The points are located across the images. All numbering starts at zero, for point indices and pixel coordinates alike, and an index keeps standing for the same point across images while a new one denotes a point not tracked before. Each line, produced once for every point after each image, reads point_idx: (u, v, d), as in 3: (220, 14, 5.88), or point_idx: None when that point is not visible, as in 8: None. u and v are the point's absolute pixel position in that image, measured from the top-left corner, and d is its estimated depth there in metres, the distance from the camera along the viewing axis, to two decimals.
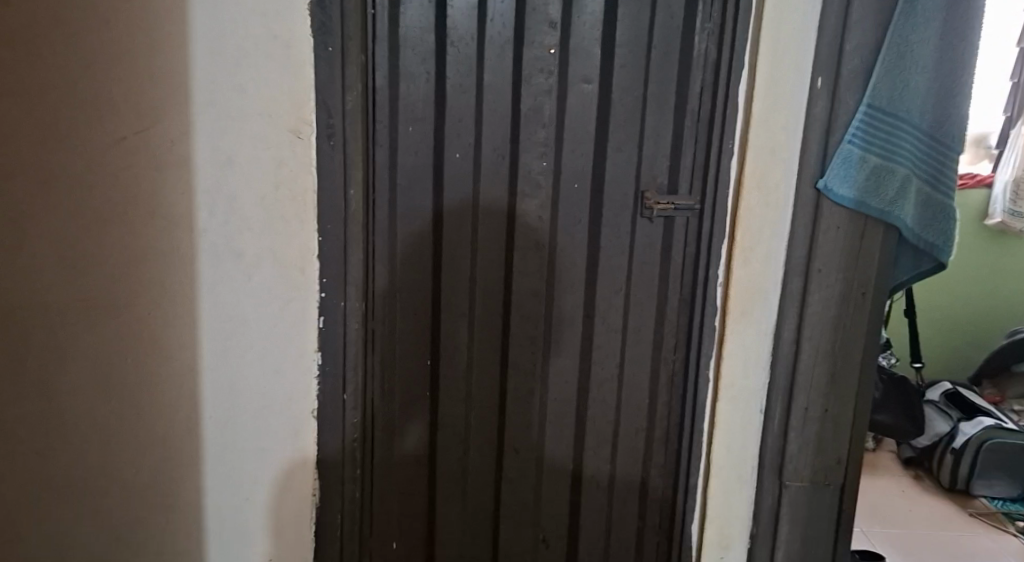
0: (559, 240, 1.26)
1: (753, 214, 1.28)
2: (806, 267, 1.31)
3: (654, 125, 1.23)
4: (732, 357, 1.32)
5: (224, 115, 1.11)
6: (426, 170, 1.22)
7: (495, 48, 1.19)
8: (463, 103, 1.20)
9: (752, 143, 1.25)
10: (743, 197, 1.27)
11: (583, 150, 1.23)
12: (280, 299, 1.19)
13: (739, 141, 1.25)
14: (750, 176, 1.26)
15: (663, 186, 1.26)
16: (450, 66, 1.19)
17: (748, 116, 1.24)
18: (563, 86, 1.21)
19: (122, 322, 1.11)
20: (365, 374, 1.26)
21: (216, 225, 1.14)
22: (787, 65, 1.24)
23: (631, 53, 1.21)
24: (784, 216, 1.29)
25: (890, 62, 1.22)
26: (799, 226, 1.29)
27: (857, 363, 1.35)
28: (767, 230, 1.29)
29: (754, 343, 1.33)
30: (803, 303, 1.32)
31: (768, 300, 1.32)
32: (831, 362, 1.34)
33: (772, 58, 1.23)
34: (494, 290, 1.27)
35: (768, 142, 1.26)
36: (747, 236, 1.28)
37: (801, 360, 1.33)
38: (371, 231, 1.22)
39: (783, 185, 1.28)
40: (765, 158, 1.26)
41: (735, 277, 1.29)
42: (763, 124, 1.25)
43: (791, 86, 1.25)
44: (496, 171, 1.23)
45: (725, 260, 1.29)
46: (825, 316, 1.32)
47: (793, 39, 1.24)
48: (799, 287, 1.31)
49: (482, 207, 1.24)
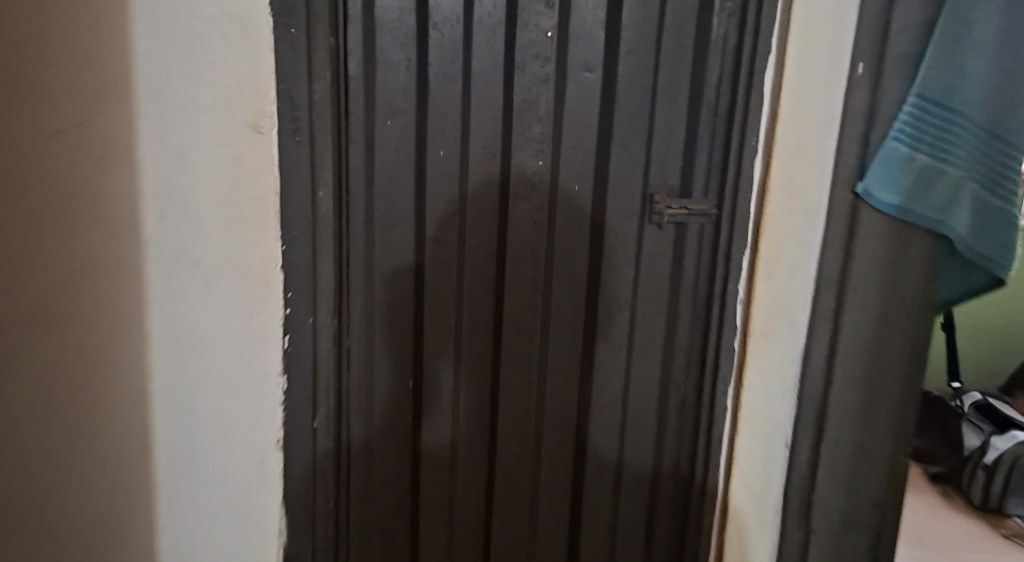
0: (556, 249, 1.12)
1: (779, 224, 1.12)
2: (840, 282, 1.09)
3: (668, 120, 1.08)
4: (754, 385, 1.17)
5: (173, 106, 0.95)
6: (408, 167, 1.08)
7: (484, 32, 1.04)
8: (446, 93, 1.06)
9: (780, 143, 1.10)
10: (770, 199, 1.12)
11: (583, 147, 1.08)
12: (241, 316, 1.05)
13: (765, 140, 1.11)
14: (777, 180, 1.11)
15: (674, 189, 1.11)
16: (431, 52, 1.04)
17: (774, 112, 1.10)
18: (561, 74, 1.06)
19: (73, 338, 0.96)
20: (339, 397, 1.14)
21: (168, 232, 0.98)
22: (821, 50, 1.07)
23: (640, 36, 1.05)
24: (818, 225, 1.12)
25: (950, 34, 0.97)
26: (832, 240, 1.09)
27: (897, 392, 1.09)
28: (795, 239, 1.13)
29: (779, 370, 1.17)
30: (836, 323, 1.11)
31: (797, 321, 1.15)
32: (863, 392, 1.10)
33: (805, 46, 1.08)
34: (484, 306, 1.14)
35: (798, 141, 1.10)
36: (769, 246, 1.13)
37: (833, 391, 1.12)
38: (344, 237, 1.09)
39: (816, 188, 1.11)
40: (794, 159, 1.10)
41: (758, 294, 1.15)
42: (793, 120, 1.09)
43: (827, 72, 1.08)
44: (486, 171, 1.09)
45: (748, 275, 1.15)
46: (859, 339, 1.09)
47: (832, 23, 1.06)
48: (831, 305, 1.11)
49: (470, 212, 1.10)
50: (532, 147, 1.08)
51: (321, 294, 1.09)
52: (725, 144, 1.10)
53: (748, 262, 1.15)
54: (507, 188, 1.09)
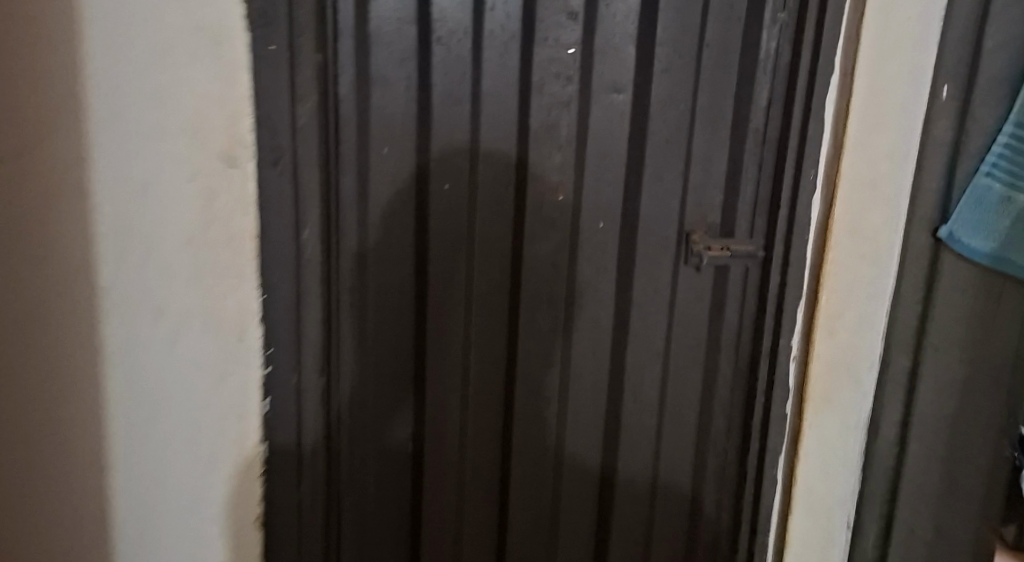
0: (578, 294, 0.98)
1: (844, 272, 0.98)
2: (918, 340, 0.99)
3: (709, 148, 0.94)
4: (811, 452, 1.03)
5: (129, 134, 0.80)
6: (409, 203, 0.94)
7: (497, 47, 0.90)
8: (453, 118, 0.91)
9: (846, 178, 0.95)
10: (835, 244, 0.97)
11: (609, 179, 0.94)
12: (213, 376, 0.90)
13: (829, 173, 0.96)
14: (842, 221, 0.96)
15: (714, 227, 0.97)
16: (436, 70, 0.90)
17: (839, 146, 0.95)
18: (586, 96, 0.92)
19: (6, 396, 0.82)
20: (329, 469, 0.98)
21: (129, 278, 0.83)
22: (896, 69, 0.93)
23: (677, 52, 0.91)
24: (885, 270, 0.99)
25: None
26: (906, 290, 0.99)
27: (978, 470, 0.98)
28: (860, 289, 0.99)
29: (840, 435, 1.03)
30: (911, 387, 1.00)
31: (863, 379, 1.02)
32: (946, 469, 0.99)
33: (873, 73, 0.93)
34: (494, 360, 1.00)
35: (866, 179, 0.96)
36: (831, 297, 0.98)
37: (908, 461, 1.02)
38: (334, 282, 0.94)
39: (887, 231, 0.98)
40: (863, 197, 0.96)
41: (818, 351, 1.00)
42: (862, 152, 0.95)
43: (901, 97, 0.94)
44: (498, 206, 0.95)
45: (806, 329, 0.99)
46: (943, 408, 0.98)
47: (905, 48, 0.92)
48: (905, 365, 1.00)
49: (479, 252, 0.96)
50: (551, 179, 0.94)
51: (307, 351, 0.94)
52: (773, 176, 0.95)
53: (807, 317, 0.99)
54: (521, 225, 0.95)
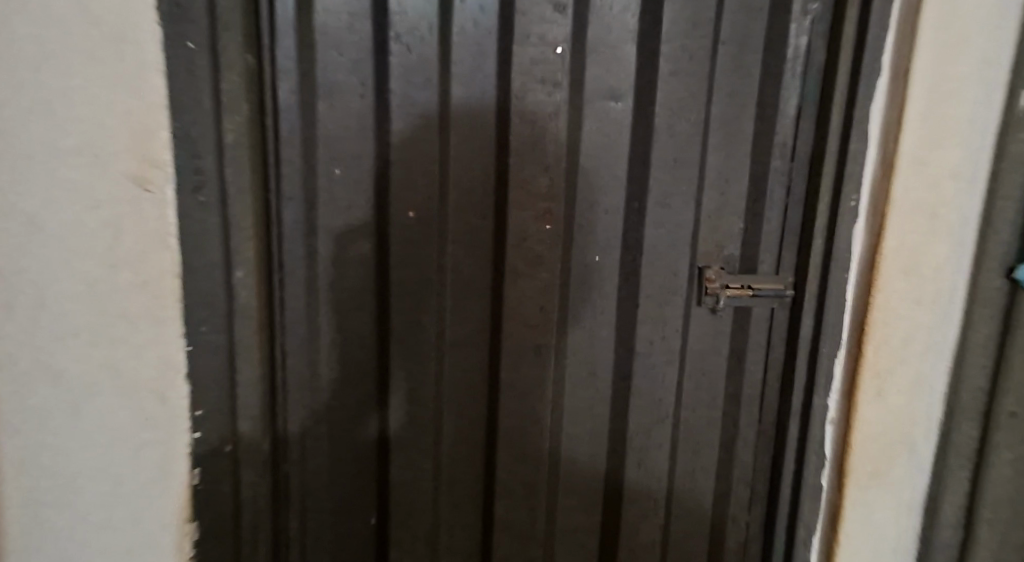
0: (570, 340, 0.82)
1: (894, 321, 0.79)
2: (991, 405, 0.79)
3: (726, 166, 0.79)
4: (852, 539, 0.84)
5: (15, 152, 0.65)
6: (367, 234, 0.79)
7: (469, 48, 0.75)
8: (417, 133, 0.76)
9: (897, 206, 0.77)
10: (879, 292, 0.79)
11: (604, 205, 0.79)
12: (127, 445, 0.73)
13: (874, 200, 0.78)
14: (892, 259, 0.78)
15: (732, 261, 0.81)
16: (396, 76, 0.75)
17: (886, 172, 0.77)
18: (576, 105, 0.76)
19: None
20: (277, 548, 0.83)
21: (19, 325, 0.68)
22: (961, 72, 0.75)
23: (687, 51, 0.76)
24: (948, 323, 0.80)
25: None
26: (974, 344, 0.79)
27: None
28: (915, 345, 0.80)
29: (889, 520, 0.84)
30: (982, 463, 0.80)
31: (919, 452, 0.83)
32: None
33: (930, 85, 0.75)
34: (472, 419, 0.84)
35: (922, 212, 0.77)
36: (876, 356, 0.80)
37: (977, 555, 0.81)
38: (278, 330, 0.79)
39: (948, 271, 0.79)
40: (919, 229, 0.77)
41: (862, 417, 0.81)
42: (916, 173, 0.76)
43: (968, 106, 0.75)
44: (473, 237, 0.80)
45: (847, 389, 0.82)
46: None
47: (972, 46, 0.74)
48: (975, 436, 0.80)
49: (451, 291, 0.81)
50: (535, 207, 0.78)
51: (242, 418, 0.77)
52: (803, 202, 0.79)
53: (844, 378, 0.81)
54: (500, 260, 0.80)
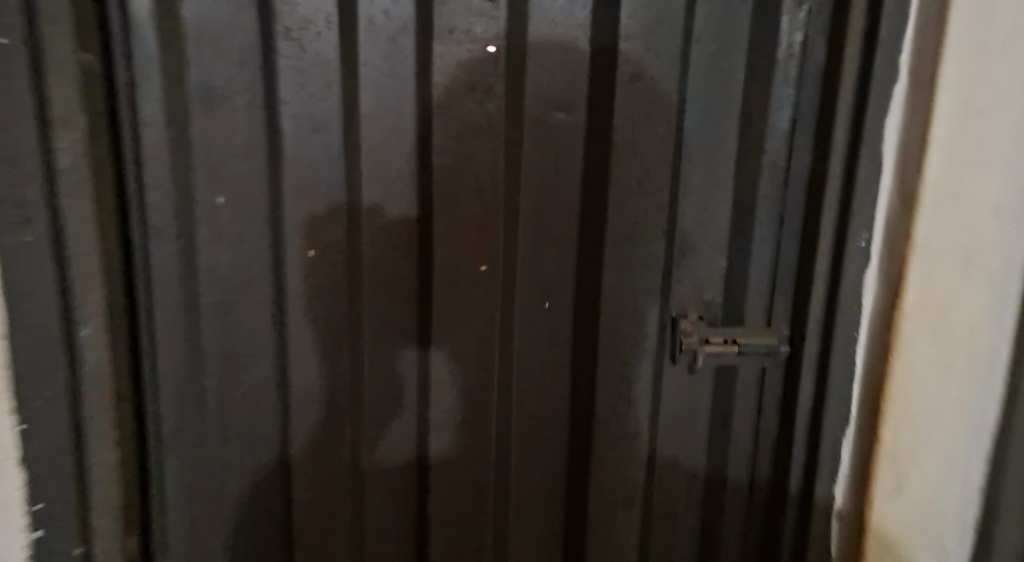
0: (516, 404, 0.67)
1: (919, 388, 0.64)
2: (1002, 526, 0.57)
3: (704, 192, 0.64)
4: None
5: None
6: (263, 279, 0.64)
7: (379, 46, 0.59)
8: (318, 152, 0.61)
9: (923, 244, 0.63)
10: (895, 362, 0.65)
11: (555, 241, 0.64)
12: None
13: (896, 237, 0.64)
14: (917, 310, 0.64)
15: (713, 307, 0.66)
16: (287, 81, 0.59)
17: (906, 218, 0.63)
18: (515, 117, 0.62)
19: None
20: None
21: None
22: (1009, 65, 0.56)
23: (651, 50, 0.60)
24: (987, 408, 0.59)
25: None
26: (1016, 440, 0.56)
27: None
28: (930, 447, 0.63)
29: None
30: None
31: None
32: None
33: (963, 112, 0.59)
34: (399, 498, 0.69)
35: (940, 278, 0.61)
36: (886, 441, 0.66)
37: None
38: (148, 400, 0.62)
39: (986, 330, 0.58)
40: (945, 275, 0.61)
41: (880, 498, 0.67)
42: (946, 207, 0.61)
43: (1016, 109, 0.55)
44: (394, 280, 0.65)
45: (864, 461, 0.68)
46: None
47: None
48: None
49: (368, 345, 0.66)
50: (470, 245, 0.64)
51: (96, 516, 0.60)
52: (799, 236, 0.65)
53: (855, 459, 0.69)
54: (427, 308, 0.65)
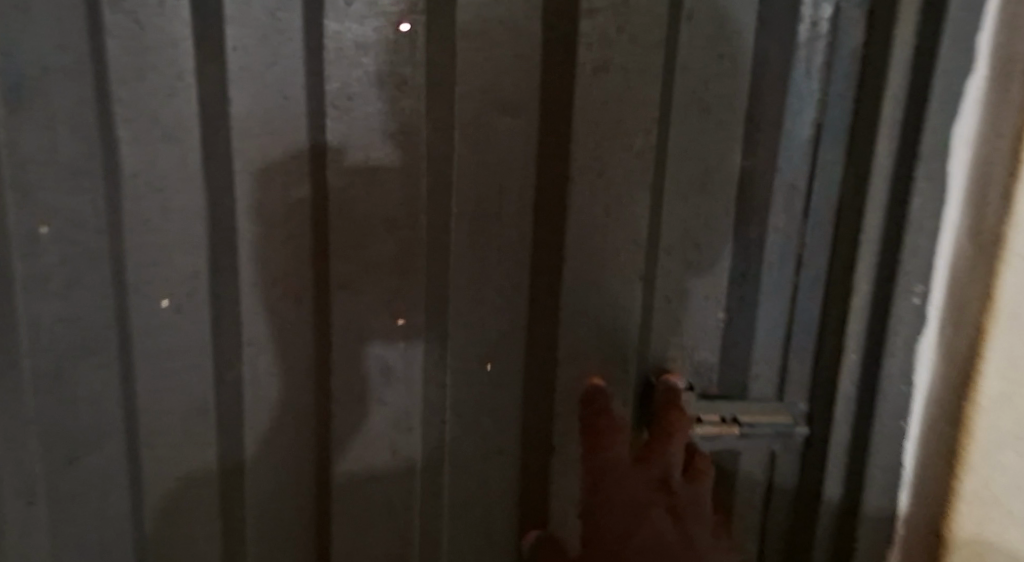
0: (449, 488, 0.52)
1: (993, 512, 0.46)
2: None
3: (696, 226, 0.48)
4: None
5: None
6: (104, 348, 0.46)
7: (255, 24, 0.43)
8: (171, 168, 0.45)
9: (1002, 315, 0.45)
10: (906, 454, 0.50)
11: (498, 290, 0.49)
12: None
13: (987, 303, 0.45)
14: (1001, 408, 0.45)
15: (716, 371, 0.50)
16: (122, 71, 0.43)
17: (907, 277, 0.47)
18: (442, 118, 0.46)
19: None
20: None
21: None
22: None
23: (624, 30, 0.44)
24: None
25: None
26: None
27: None
28: None
29: None
30: None
31: None
32: None
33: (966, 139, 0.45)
34: None
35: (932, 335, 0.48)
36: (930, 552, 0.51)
37: None
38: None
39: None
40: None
41: None
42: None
43: None
44: (285, 332, 0.48)
45: None
46: None
47: None
48: None
49: (253, 419, 0.49)
50: (387, 295, 0.48)
51: None
52: (826, 289, 0.49)
53: None
54: (326, 375, 0.49)
